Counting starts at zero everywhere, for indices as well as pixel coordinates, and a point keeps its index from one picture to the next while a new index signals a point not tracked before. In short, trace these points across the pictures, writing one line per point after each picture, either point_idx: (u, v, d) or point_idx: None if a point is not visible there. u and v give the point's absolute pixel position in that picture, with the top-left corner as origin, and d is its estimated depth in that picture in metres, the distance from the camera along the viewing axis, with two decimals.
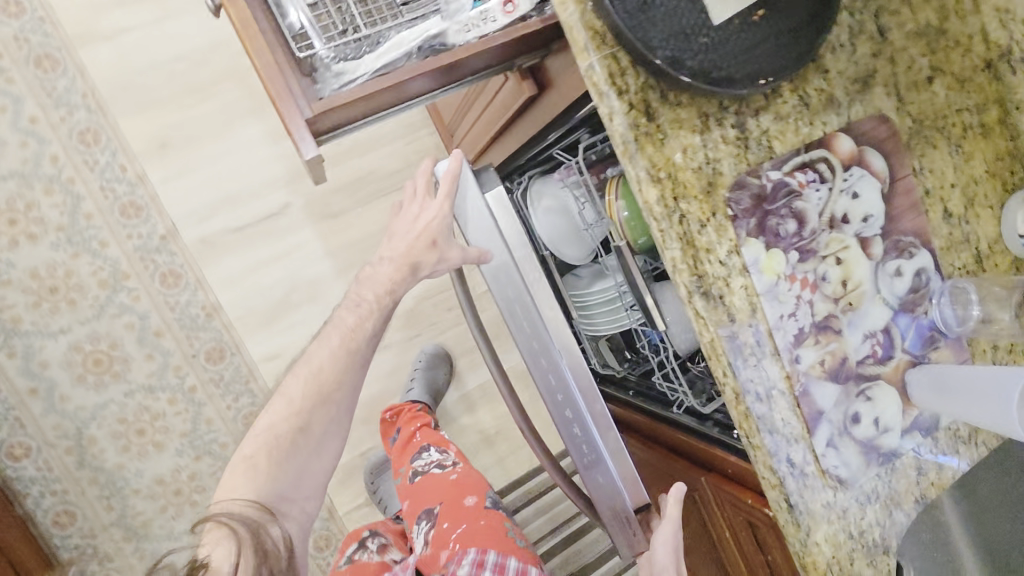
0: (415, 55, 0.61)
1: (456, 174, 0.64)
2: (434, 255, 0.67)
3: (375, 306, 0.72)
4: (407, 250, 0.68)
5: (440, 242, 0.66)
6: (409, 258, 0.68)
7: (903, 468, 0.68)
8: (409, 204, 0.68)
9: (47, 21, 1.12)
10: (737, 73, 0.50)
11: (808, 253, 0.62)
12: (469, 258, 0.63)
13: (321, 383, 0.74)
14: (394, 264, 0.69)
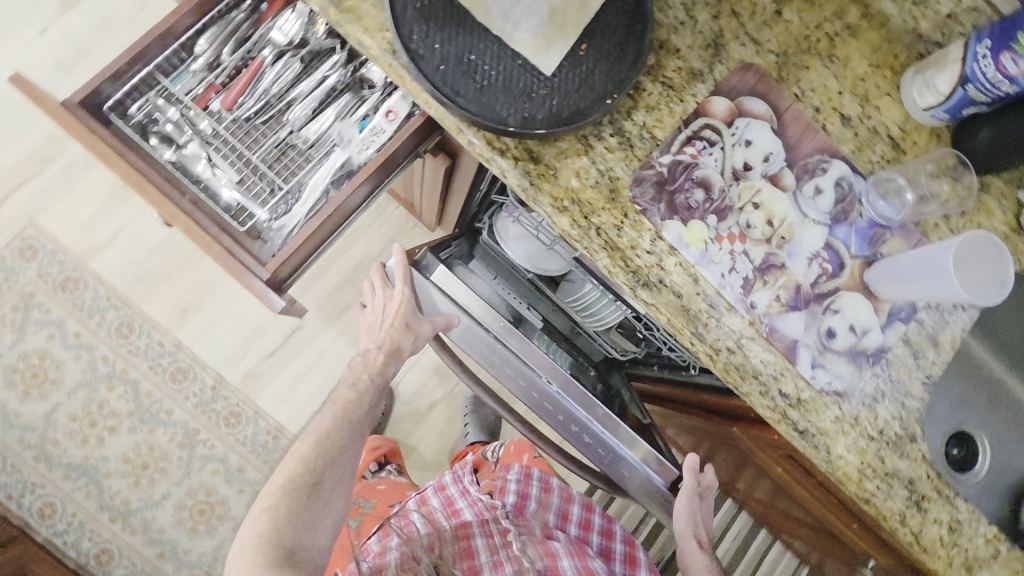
0: (333, 186, 0.73)
1: (404, 265, 0.75)
2: (410, 335, 0.74)
3: (370, 384, 0.78)
4: (388, 339, 0.76)
5: (410, 324, 0.75)
6: (390, 344, 0.75)
7: (898, 360, 0.71)
8: (374, 299, 0.78)
9: (60, 251, 1.31)
10: (583, 104, 0.58)
11: (724, 211, 0.68)
12: (438, 325, 0.75)
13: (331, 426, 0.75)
14: (380, 350, 0.76)
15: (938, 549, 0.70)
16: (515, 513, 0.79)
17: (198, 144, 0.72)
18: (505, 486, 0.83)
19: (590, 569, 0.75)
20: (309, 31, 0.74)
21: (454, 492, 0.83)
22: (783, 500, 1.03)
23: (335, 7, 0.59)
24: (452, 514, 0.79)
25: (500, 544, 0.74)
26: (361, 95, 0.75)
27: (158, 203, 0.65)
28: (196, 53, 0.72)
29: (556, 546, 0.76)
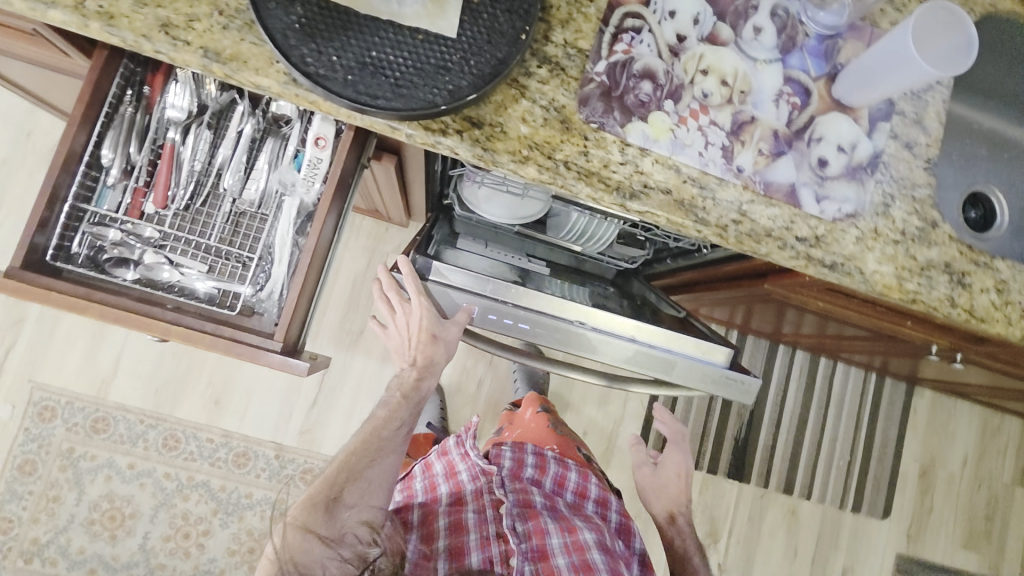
0: (299, 234, 0.69)
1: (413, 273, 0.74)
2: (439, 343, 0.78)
3: (405, 400, 0.84)
4: (418, 356, 0.81)
5: (436, 334, 0.76)
6: (422, 359, 0.81)
7: (895, 158, 0.70)
8: (392, 312, 0.79)
9: (75, 399, 1.30)
10: (501, 49, 0.55)
11: (677, 91, 0.66)
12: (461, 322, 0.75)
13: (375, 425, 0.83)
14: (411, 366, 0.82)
15: (995, 314, 0.71)
16: (510, 482, 0.93)
17: (152, 252, 0.70)
18: (501, 455, 0.98)
19: (580, 542, 0.87)
20: (201, 93, 0.70)
21: (455, 458, 0.97)
22: (835, 326, 1.05)
23: (217, 62, 0.56)
24: (453, 480, 0.96)
25: (490, 515, 0.88)
26: (282, 135, 0.71)
27: (145, 327, 0.63)
28: (104, 164, 0.67)
29: (547, 521, 0.88)
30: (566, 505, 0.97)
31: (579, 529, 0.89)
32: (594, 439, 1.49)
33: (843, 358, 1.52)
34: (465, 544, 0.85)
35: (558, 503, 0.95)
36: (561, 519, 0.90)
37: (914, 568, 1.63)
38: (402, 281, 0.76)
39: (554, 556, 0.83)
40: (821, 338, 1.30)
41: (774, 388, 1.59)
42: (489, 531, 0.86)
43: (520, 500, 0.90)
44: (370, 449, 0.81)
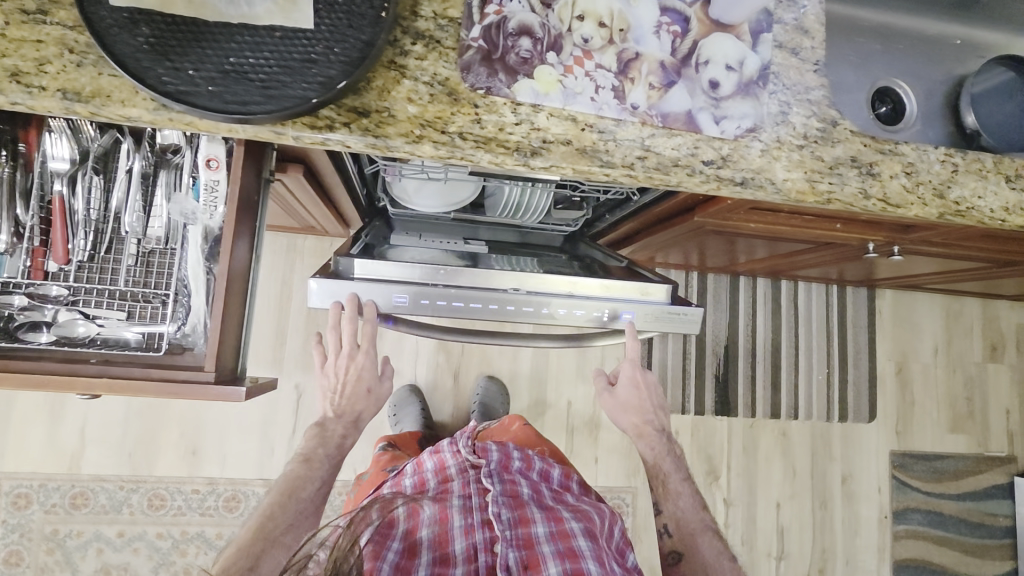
0: (210, 261, 0.67)
1: (372, 317, 0.70)
2: (371, 398, 0.78)
3: (325, 456, 0.77)
4: (347, 407, 0.77)
5: (372, 387, 0.77)
6: (350, 411, 0.77)
7: (783, 66, 0.71)
8: (336, 351, 0.74)
9: (47, 480, 1.26)
10: (366, 31, 0.54)
11: (558, 42, 0.65)
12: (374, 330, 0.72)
13: (289, 484, 0.75)
14: (339, 416, 0.77)
15: (908, 197, 0.72)
16: (498, 472, 0.93)
17: (66, 309, 0.68)
18: (487, 448, 0.98)
19: (565, 530, 0.84)
20: (80, 138, 0.67)
21: (446, 455, 0.99)
22: (774, 243, 1.08)
23: (78, 101, 0.54)
24: (442, 474, 0.95)
25: (475, 502, 0.86)
26: (174, 165, 0.69)
27: (70, 385, 0.61)
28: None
29: (533, 511, 0.86)
30: (551, 495, 0.96)
31: (566, 519, 0.87)
32: (579, 407, 1.51)
33: (801, 276, 1.56)
34: (448, 532, 0.82)
35: (544, 493, 0.95)
36: (547, 510, 0.88)
37: (908, 462, 1.69)
38: (350, 323, 0.71)
39: (539, 544, 0.80)
40: (773, 259, 1.32)
41: (742, 319, 1.62)
42: (474, 519, 0.83)
43: (506, 490, 0.89)
44: (287, 509, 0.73)
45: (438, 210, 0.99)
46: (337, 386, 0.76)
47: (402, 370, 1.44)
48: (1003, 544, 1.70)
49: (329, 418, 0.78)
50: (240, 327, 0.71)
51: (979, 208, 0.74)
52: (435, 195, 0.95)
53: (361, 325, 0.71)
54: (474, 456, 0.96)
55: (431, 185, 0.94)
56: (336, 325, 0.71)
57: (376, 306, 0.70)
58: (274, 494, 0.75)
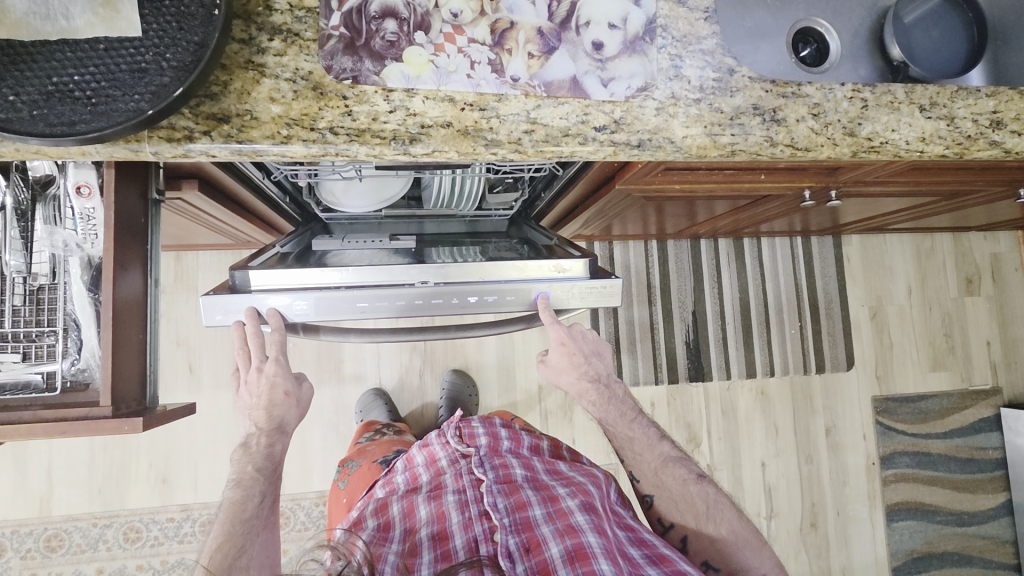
0: (94, 288, 0.65)
1: (282, 325, 0.69)
2: (293, 400, 0.76)
3: (258, 472, 0.72)
4: (266, 416, 0.74)
5: (291, 390, 0.75)
6: (271, 418, 0.74)
7: (670, 18, 0.68)
8: (252, 364, 0.72)
9: (20, 525, 1.26)
10: (200, 32, 0.52)
11: (424, 21, 0.63)
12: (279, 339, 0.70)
13: (230, 511, 0.69)
14: (257, 424, 0.74)
15: (817, 139, 0.69)
16: (489, 458, 0.85)
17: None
18: (475, 434, 0.90)
19: (562, 508, 0.76)
20: None
21: (435, 448, 0.90)
22: (712, 201, 1.04)
23: None
24: (433, 468, 0.87)
25: (471, 494, 0.79)
26: (49, 196, 0.66)
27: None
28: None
29: (529, 494, 0.79)
30: (546, 471, 0.88)
31: (563, 496, 0.79)
32: (550, 390, 1.49)
33: (764, 232, 1.52)
34: (448, 528, 0.75)
35: (538, 470, 0.87)
36: (543, 490, 0.81)
37: (892, 406, 1.67)
38: (262, 334, 0.69)
39: (538, 526, 0.73)
40: (733, 215, 1.26)
41: (708, 283, 1.60)
42: (472, 512, 0.76)
43: (500, 477, 0.82)
44: (235, 532, 0.67)
45: (370, 212, 0.96)
46: (253, 400, 0.74)
47: (366, 375, 1.42)
48: (994, 477, 1.69)
49: (254, 433, 0.74)
50: (143, 354, 0.68)
51: (894, 141, 0.71)
52: (363, 194, 0.92)
53: (269, 335, 0.70)
54: (463, 445, 0.88)
55: (358, 181, 0.90)
56: (245, 337, 0.70)
57: (280, 314, 0.68)
58: (218, 524, 0.69)
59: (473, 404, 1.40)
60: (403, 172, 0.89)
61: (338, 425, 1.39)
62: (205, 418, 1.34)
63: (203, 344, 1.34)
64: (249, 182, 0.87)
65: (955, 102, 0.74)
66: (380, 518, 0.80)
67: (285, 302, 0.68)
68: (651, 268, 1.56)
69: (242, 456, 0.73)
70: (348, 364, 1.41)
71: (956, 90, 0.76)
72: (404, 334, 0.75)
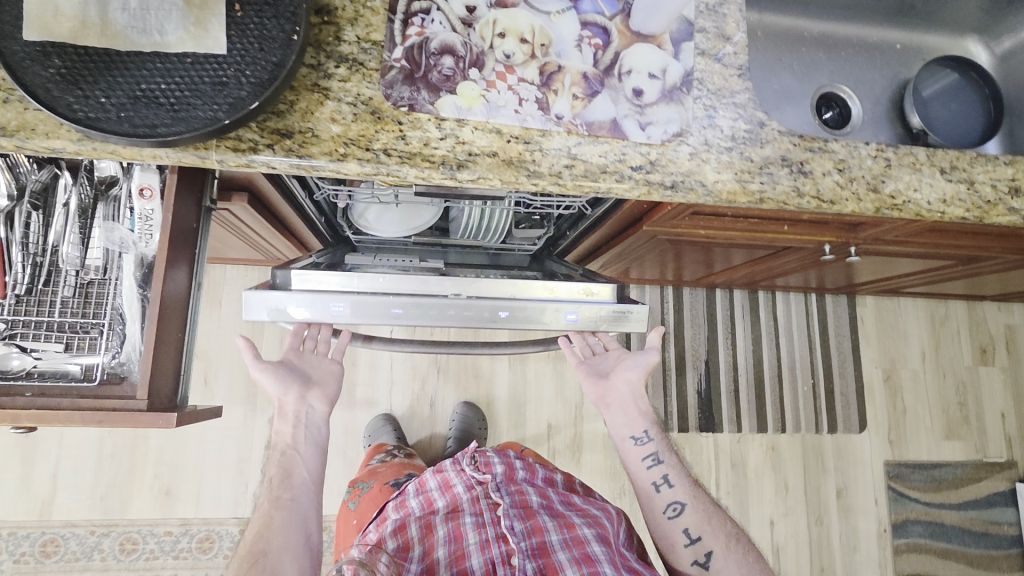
0: (144, 286, 0.68)
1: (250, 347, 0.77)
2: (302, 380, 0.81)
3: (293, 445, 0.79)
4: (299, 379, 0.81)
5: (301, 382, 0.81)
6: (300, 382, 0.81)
7: (706, 72, 0.72)
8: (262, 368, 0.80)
9: (18, 528, 1.24)
10: (278, 55, 0.57)
11: (479, 59, 0.67)
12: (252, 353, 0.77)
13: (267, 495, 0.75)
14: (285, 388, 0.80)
15: (842, 193, 0.72)
16: (505, 485, 0.85)
17: (3, 343, 0.67)
18: (490, 462, 0.90)
19: (579, 535, 0.75)
20: (17, 174, 0.67)
21: (450, 474, 0.89)
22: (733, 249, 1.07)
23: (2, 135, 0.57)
24: (448, 493, 0.86)
25: (488, 517, 0.78)
26: (111, 197, 0.70)
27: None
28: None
29: (545, 520, 0.78)
30: (561, 501, 0.87)
31: (579, 524, 0.78)
32: (559, 429, 1.48)
33: (779, 286, 1.55)
34: (465, 548, 0.74)
35: (554, 499, 0.86)
36: (560, 517, 0.80)
37: (904, 472, 1.64)
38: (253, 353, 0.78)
39: (555, 552, 0.72)
40: (750, 267, 1.29)
41: (721, 332, 1.61)
42: (489, 533, 0.76)
43: (516, 502, 0.81)
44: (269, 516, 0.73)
45: (402, 237, 0.99)
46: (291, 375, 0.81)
47: (377, 399, 1.42)
48: (1010, 554, 1.64)
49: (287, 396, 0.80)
50: (179, 353, 0.70)
51: (916, 200, 0.74)
52: (397, 220, 0.95)
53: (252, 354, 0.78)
54: (479, 473, 0.88)
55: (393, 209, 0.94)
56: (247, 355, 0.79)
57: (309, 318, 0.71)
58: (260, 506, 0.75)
59: (482, 437, 1.40)
60: (439, 201, 0.93)
61: (345, 448, 1.38)
62: (215, 430, 1.34)
63: (221, 357, 1.36)
64: (293, 200, 0.91)
65: (974, 167, 0.78)
66: (399, 540, 0.79)
67: (324, 302, 0.70)
68: (666, 314, 1.58)
69: (279, 422, 0.80)
70: (361, 386, 1.42)
71: (975, 156, 0.79)
72: (430, 347, 0.76)
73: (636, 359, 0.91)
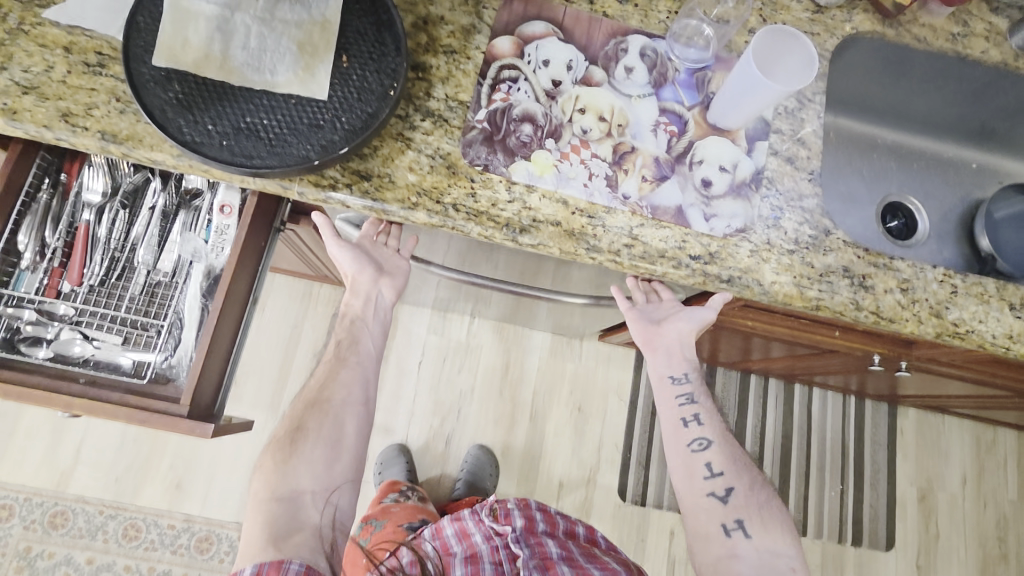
0: (209, 295, 0.72)
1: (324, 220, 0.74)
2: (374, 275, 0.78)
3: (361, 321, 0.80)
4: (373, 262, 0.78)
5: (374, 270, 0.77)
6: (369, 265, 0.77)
7: (777, 173, 0.73)
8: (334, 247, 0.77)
9: (35, 494, 1.28)
10: (373, 106, 0.60)
11: (557, 131, 0.70)
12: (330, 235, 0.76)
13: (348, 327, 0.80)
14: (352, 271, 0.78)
15: (902, 313, 0.71)
16: (525, 538, 0.83)
17: (69, 328, 0.71)
18: (510, 514, 0.86)
19: None
20: (115, 174, 0.72)
21: (468, 523, 0.86)
22: (776, 343, 1.05)
23: (114, 142, 0.62)
24: (466, 541, 0.84)
25: (508, 569, 0.77)
26: (194, 207, 0.74)
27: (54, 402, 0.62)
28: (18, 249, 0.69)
29: (564, 572, 0.77)
30: (582, 553, 0.85)
31: None
32: (570, 490, 1.45)
33: (817, 381, 1.50)
34: None
35: (573, 551, 0.84)
36: (579, 569, 0.79)
37: None
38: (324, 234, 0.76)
39: None
40: (790, 361, 1.26)
41: (751, 419, 1.56)
42: None
43: (535, 555, 0.79)
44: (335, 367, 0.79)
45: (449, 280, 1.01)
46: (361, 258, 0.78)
47: (394, 427, 1.43)
48: None
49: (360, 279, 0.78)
50: (225, 364, 0.73)
51: (980, 332, 0.72)
52: None
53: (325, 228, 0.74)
54: (498, 523, 0.84)
55: None
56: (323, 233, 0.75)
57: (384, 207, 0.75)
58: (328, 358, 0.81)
59: (491, 484, 1.38)
60: None
61: None
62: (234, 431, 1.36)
63: (254, 360, 1.39)
64: None
65: None
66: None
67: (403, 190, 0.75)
68: None
69: (351, 297, 0.79)
70: (381, 412, 1.43)
71: None
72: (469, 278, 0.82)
73: (691, 309, 0.79)
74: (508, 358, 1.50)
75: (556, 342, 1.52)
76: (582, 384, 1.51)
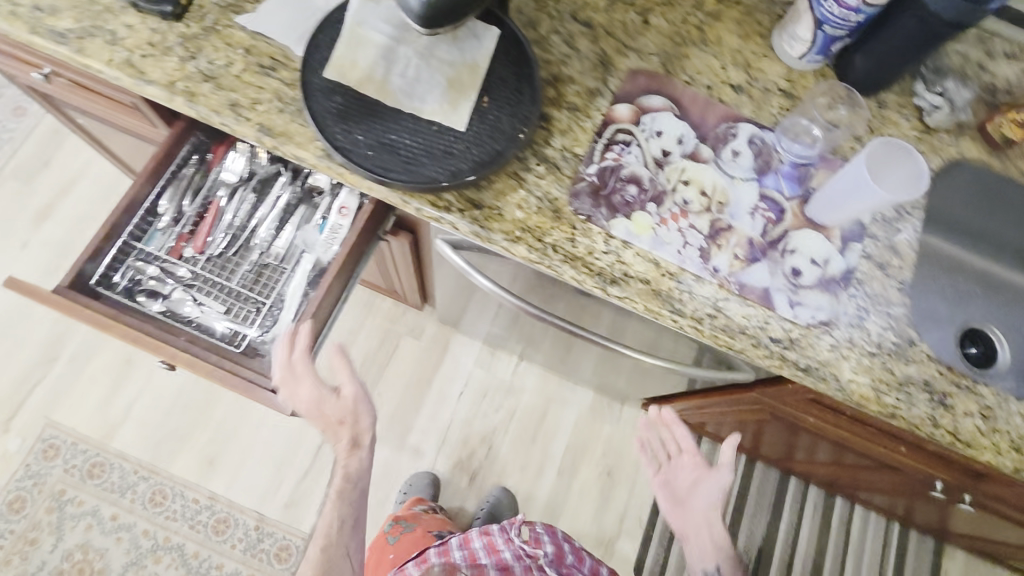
0: (311, 287, 0.78)
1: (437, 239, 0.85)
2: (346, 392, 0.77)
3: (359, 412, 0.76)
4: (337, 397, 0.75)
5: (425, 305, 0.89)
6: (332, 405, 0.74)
7: (867, 275, 0.74)
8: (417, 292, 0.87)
9: (81, 441, 1.34)
10: (502, 144, 0.66)
11: (660, 197, 0.73)
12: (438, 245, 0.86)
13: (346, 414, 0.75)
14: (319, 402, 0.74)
15: (981, 439, 0.69)
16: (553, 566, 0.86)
17: (181, 289, 0.77)
18: (541, 539, 0.87)
19: None
20: (254, 162, 0.80)
21: (497, 539, 0.87)
22: (831, 447, 1.02)
23: (269, 136, 0.70)
24: (495, 557, 0.87)
25: None
26: (314, 203, 0.81)
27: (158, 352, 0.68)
28: (160, 211, 0.77)
29: None
30: None
31: None
32: None
33: (862, 498, 1.43)
34: None
35: None
36: None
37: None
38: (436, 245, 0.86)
39: None
40: (839, 469, 1.21)
41: (784, 523, 1.49)
42: None
43: None
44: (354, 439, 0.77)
45: None
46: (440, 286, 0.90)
47: (424, 451, 1.44)
48: None
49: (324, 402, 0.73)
50: None
51: None
52: None
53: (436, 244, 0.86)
54: (528, 547, 0.86)
55: None
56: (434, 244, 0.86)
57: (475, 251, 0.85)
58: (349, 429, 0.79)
59: None
60: None
61: (377, 486, 1.40)
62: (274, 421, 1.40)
63: None
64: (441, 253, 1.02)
65: None
66: None
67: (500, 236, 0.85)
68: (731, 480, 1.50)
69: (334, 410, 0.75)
70: (415, 433, 1.45)
71: None
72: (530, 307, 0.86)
73: (714, 477, 1.02)
74: (547, 407, 1.50)
75: (597, 400, 1.51)
76: (615, 448, 1.49)
